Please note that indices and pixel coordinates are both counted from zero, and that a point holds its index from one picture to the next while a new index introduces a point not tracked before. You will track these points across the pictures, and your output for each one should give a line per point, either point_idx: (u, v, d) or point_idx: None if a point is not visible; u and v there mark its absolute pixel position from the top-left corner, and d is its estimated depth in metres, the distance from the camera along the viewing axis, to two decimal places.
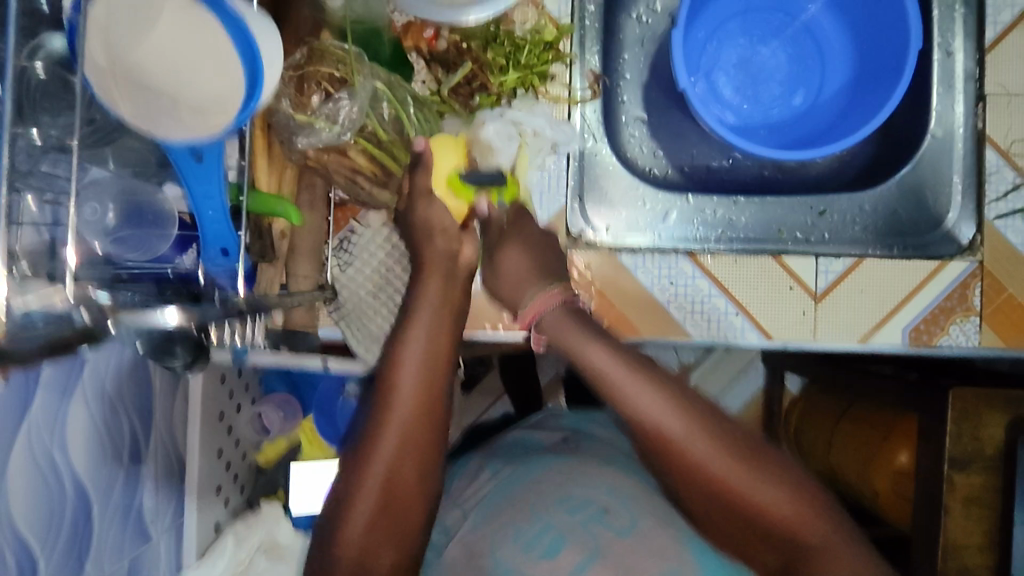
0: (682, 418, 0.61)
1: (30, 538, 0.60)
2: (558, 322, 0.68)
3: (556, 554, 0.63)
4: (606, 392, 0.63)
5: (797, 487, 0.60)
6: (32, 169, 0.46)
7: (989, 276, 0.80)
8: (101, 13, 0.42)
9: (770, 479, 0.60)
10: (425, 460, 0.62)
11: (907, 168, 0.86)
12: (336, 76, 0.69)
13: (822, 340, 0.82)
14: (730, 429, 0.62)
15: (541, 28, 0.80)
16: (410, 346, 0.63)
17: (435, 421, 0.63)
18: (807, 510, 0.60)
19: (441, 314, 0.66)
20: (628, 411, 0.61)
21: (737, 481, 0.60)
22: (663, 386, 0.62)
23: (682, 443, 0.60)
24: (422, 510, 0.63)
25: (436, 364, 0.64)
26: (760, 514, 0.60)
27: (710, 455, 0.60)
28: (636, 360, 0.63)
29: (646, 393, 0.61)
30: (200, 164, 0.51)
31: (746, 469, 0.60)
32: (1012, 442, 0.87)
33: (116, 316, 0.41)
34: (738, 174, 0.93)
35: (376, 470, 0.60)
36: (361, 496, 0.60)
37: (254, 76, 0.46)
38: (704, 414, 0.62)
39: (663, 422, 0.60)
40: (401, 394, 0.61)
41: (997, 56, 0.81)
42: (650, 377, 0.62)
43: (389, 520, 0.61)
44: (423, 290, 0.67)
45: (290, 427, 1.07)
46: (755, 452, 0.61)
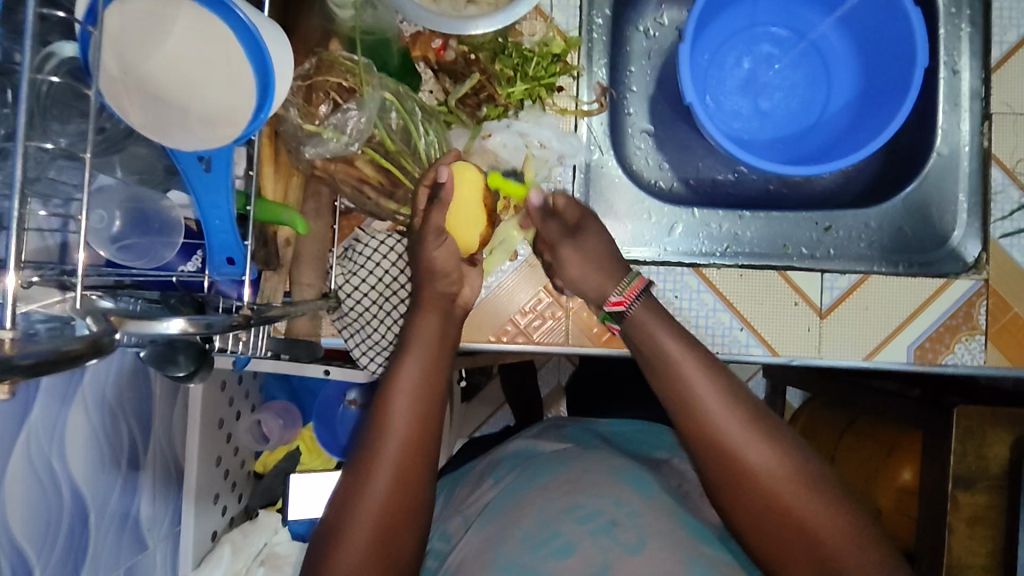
0: (699, 358, 0.63)
1: (25, 545, 0.60)
2: (642, 312, 0.67)
3: (565, 557, 0.62)
4: (675, 390, 0.62)
5: (851, 515, 0.58)
6: (40, 175, 0.46)
7: (995, 294, 0.80)
8: (114, 25, 0.42)
9: (824, 500, 0.58)
10: (419, 494, 0.61)
11: (913, 185, 0.85)
12: (344, 86, 0.69)
13: (827, 357, 0.82)
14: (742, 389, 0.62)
15: (549, 40, 0.80)
16: (408, 377, 0.62)
17: (431, 455, 0.62)
18: (857, 541, 0.57)
19: (439, 348, 0.66)
20: (695, 408, 0.60)
21: (728, 424, 0.59)
22: (732, 389, 0.61)
23: (743, 447, 0.59)
24: (414, 546, 0.61)
25: (434, 398, 0.63)
26: (812, 536, 0.57)
27: (711, 389, 0.61)
28: (708, 361, 0.63)
29: (715, 393, 0.60)
30: (207, 172, 0.50)
31: (739, 419, 0.59)
32: (1017, 462, 0.86)
33: (122, 326, 0.41)
34: (743, 187, 0.92)
35: (371, 502, 0.58)
36: (356, 528, 0.58)
37: (264, 90, 0.46)
38: (768, 423, 0.61)
39: (676, 352, 0.63)
40: (399, 424, 0.60)
41: (1002, 75, 0.82)
42: (720, 378, 0.62)
43: (382, 555, 0.58)
44: (419, 326, 0.67)
45: (289, 435, 1.05)
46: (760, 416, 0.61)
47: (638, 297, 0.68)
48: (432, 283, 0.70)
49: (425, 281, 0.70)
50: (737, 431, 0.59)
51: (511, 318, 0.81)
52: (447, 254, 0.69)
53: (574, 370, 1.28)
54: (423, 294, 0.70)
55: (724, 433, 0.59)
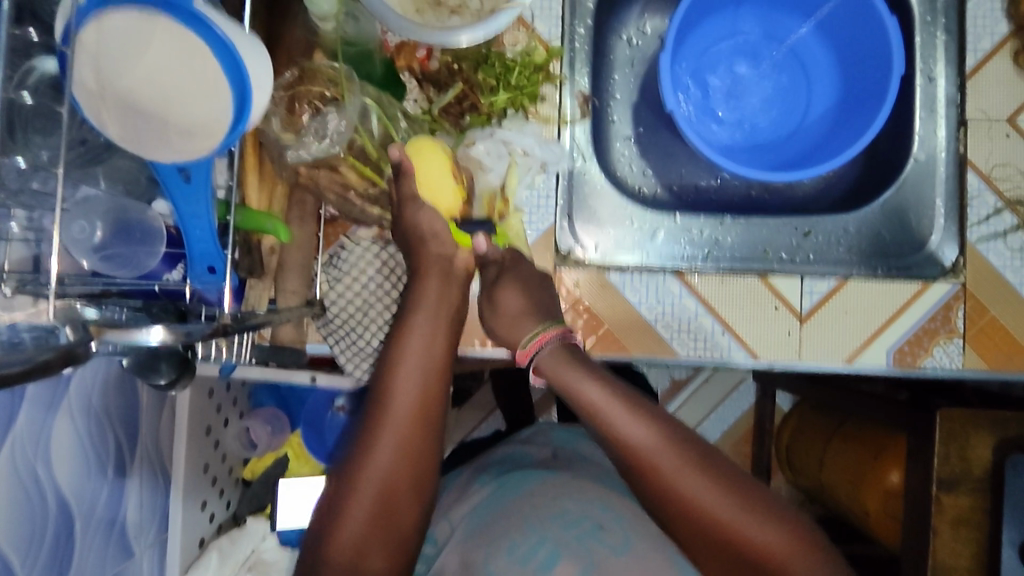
0: (615, 392, 0.63)
1: (11, 552, 0.60)
2: (556, 360, 0.67)
3: (551, 569, 0.62)
4: (603, 434, 0.62)
5: (791, 527, 0.60)
6: (22, 188, 0.46)
7: (972, 298, 0.82)
8: (91, 38, 0.43)
9: (764, 519, 0.59)
10: (424, 463, 0.61)
11: (890, 190, 0.87)
12: (326, 94, 0.69)
13: (807, 360, 0.83)
14: (663, 417, 0.63)
15: (531, 50, 0.82)
16: (412, 351, 0.63)
17: (437, 418, 0.62)
18: (802, 550, 0.59)
19: (443, 320, 0.66)
20: (627, 453, 0.61)
21: (654, 453, 0.60)
22: (657, 424, 0.62)
23: (680, 484, 0.59)
24: (419, 509, 0.61)
25: (434, 365, 0.63)
26: (758, 556, 0.59)
27: (630, 415, 0.61)
28: (630, 398, 0.63)
29: (643, 435, 0.61)
30: (187, 183, 0.51)
31: (663, 444, 0.60)
32: (998, 462, 0.87)
33: (100, 336, 0.41)
34: (725, 194, 0.94)
35: (375, 470, 0.59)
36: (361, 496, 0.58)
37: (242, 101, 0.46)
38: (692, 446, 0.61)
39: (591, 389, 0.63)
40: (400, 396, 0.61)
41: (976, 82, 0.83)
42: (645, 415, 0.62)
43: (386, 520, 0.59)
44: (419, 293, 0.67)
45: (277, 442, 1.06)
46: (684, 438, 0.62)
47: (548, 346, 0.68)
48: (427, 251, 0.69)
49: (419, 250, 0.69)
50: (664, 452, 0.60)
51: None
52: (428, 257, 0.69)
53: None
54: (421, 258, 0.69)
55: (650, 457, 0.60)
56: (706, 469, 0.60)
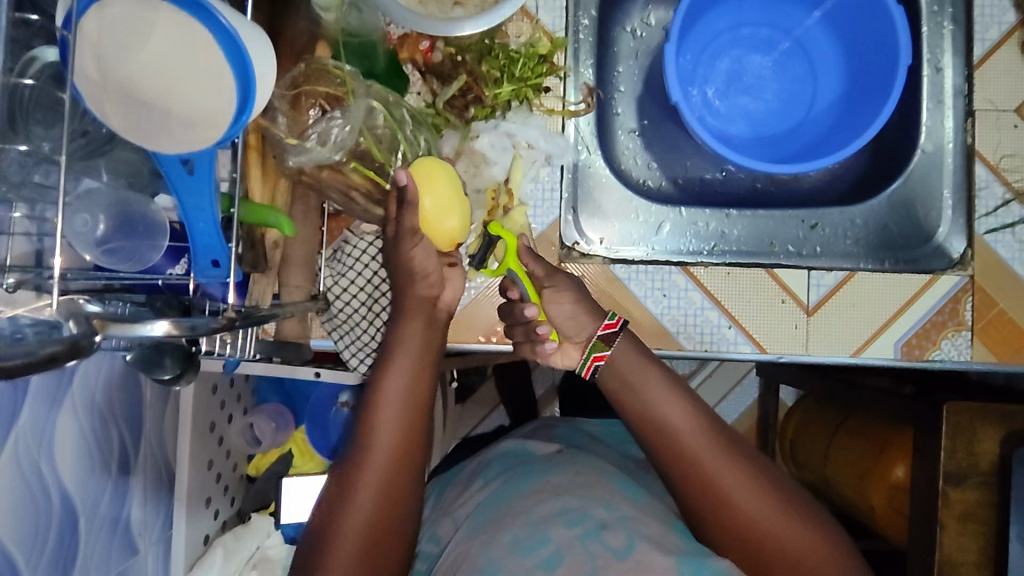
0: (653, 368, 0.66)
1: (14, 549, 0.60)
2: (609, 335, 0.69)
3: (553, 567, 0.59)
4: (636, 406, 0.65)
5: (815, 527, 0.62)
6: (24, 180, 0.46)
7: (980, 290, 0.81)
8: (92, 27, 0.42)
9: (795, 520, 0.61)
10: (404, 509, 0.60)
11: (898, 181, 0.86)
12: (332, 93, 0.70)
13: (815, 354, 0.82)
14: (696, 397, 0.65)
15: (535, 41, 0.81)
16: (392, 394, 0.62)
17: (416, 464, 0.62)
18: (828, 554, 0.61)
19: (425, 361, 0.65)
20: (674, 440, 0.63)
21: (684, 427, 0.63)
22: (703, 417, 0.64)
23: (720, 477, 0.61)
24: (400, 556, 0.60)
25: (415, 406, 0.62)
26: (788, 554, 0.60)
27: (665, 391, 0.64)
28: (681, 390, 0.65)
29: (689, 426, 0.63)
30: (191, 175, 0.51)
31: (695, 420, 0.63)
32: (1005, 456, 0.87)
33: (105, 329, 0.40)
34: (731, 186, 0.93)
35: (355, 521, 0.58)
36: (342, 546, 0.57)
37: (245, 92, 0.46)
38: (720, 429, 0.64)
39: (630, 360, 0.66)
40: (382, 441, 0.60)
41: (985, 73, 0.82)
42: (681, 394, 0.65)
43: (370, 568, 0.58)
44: (398, 336, 0.65)
45: (282, 438, 1.05)
46: (714, 419, 0.64)
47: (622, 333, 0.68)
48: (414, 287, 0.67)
49: (406, 286, 0.67)
50: (693, 429, 0.63)
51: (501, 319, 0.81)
52: (427, 253, 0.67)
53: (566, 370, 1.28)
54: (406, 300, 0.67)
55: (679, 429, 0.63)
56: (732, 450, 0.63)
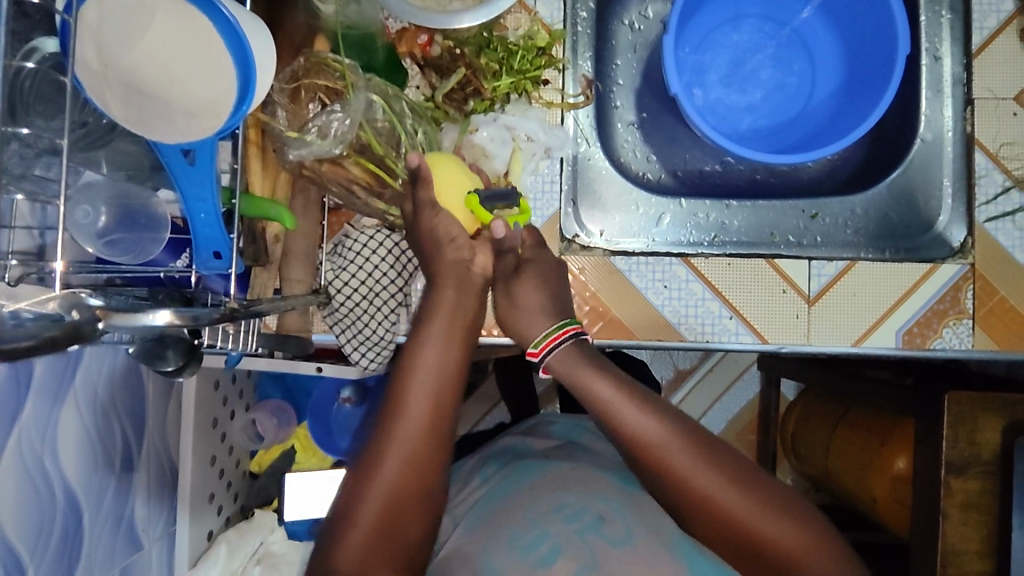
0: (625, 388, 0.62)
1: (19, 544, 0.59)
2: (569, 359, 0.66)
3: (551, 564, 0.60)
4: (610, 422, 0.61)
5: (805, 528, 0.59)
6: (25, 172, 0.46)
7: (981, 278, 0.81)
8: (94, 17, 0.43)
9: (779, 516, 0.59)
10: (435, 473, 0.60)
11: (898, 170, 0.87)
12: (332, 87, 0.70)
13: (816, 343, 0.82)
14: (670, 409, 0.62)
15: (533, 33, 0.80)
16: (429, 360, 0.62)
17: (448, 432, 0.61)
18: (816, 546, 0.59)
19: (461, 330, 0.65)
20: (638, 447, 0.59)
21: (659, 445, 0.59)
22: (667, 419, 0.60)
23: (693, 480, 0.58)
24: (427, 521, 0.60)
25: (448, 375, 0.62)
26: (773, 550, 0.59)
27: (638, 407, 0.61)
28: (640, 394, 0.61)
29: (658, 432, 0.59)
30: (191, 165, 0.51)
31: (671, 434, 0.59)
32: (1007, 445, 0.87)
33: (107, 319, 0.41)
34: (729, 178, 0.93)
35: (380, 486, 0.58)
36: (367, 509, 0.58)
37: (245, 80, 0.46)
38: (698, 440, 0.60)
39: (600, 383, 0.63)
40: (414, 405, 0.60)
41: (983, 61, 0.82)
42: (655, 409, 0.61)
43: (394, 531, 0.58)
44: (439, 299, 0.66)
45: (284, 434, 1.05)
46: (691, 430, 0.61)
47: (557, 349, 0.67)
48: (433, 266, 0.69)
49: (435, 253, 0.69)
50: (669, 445, 0.59)
51: None
52: (449, 220, 0.68)
53: None
54: (436, 267, 0.68)
55: (655, 446, 0.59)
56: (714, 461, 0.59)
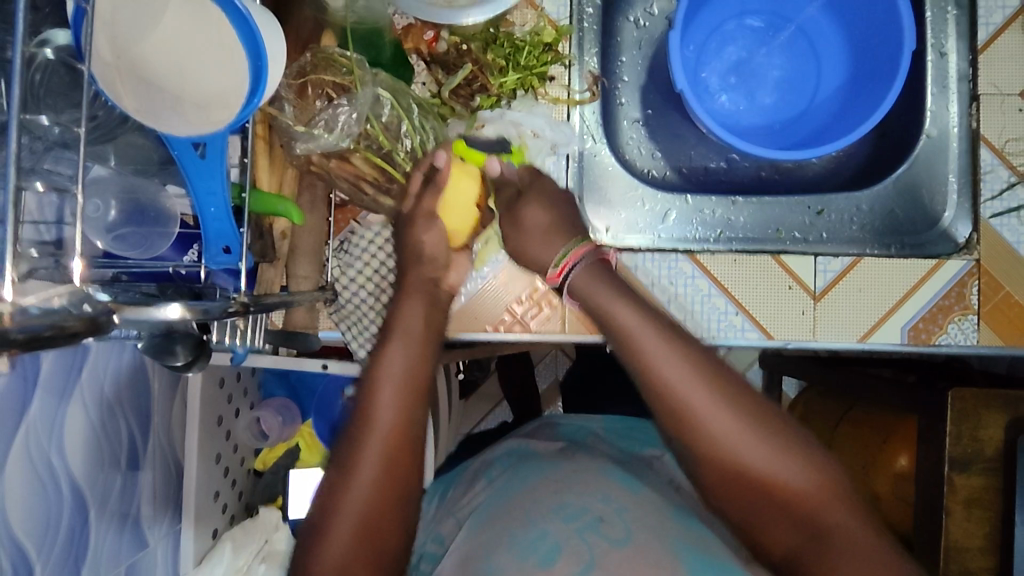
0: (649, 321, 0.59)
1: (26, 541, 0.59)
2: (593, 284, 0.64)
3: (552, 562, 0.59)
4: (629, 357, 0.59)
5: (822, 475, 0.57)
6: (35, 166, 0.45)
7: (986, 274, 0.81)
8: (106, 6, 0.43)
9: (794, 457, 0.57)
10: (407, 486, 0.59)
11: (903, 167, 0.86)
12: (340, 83, 0.70)
13: (822, 339, 0.82)
14: (700, 348, 0.59)
15: (540, 29, 0.80)
16: (390, 368, 0.61)
17: (416, 446, 0.60)
18: (829, 492, 0.57)
19: (424, 338, 0.64)
20: (653, 382, 0.57)
21: (678, 379, 0.56)
22: (691, 353, 0.58)
23: (708, 419, 0.56)
24: (404, 535, 0.59)
25: (417, 380, 0.61)
26: (784, 492, 0.56)
27: (664, 342, 0.58)
28: (665, 327, 0.59)
29: (677, 367, 0.57)
30: (202, 159, 0.50)
31: (692, 369, 0.57)
32: (1011, 441, 0.86)
33: (120, 312, 0.40)
34: (734, 175, 0.93)
35: (354, 500, 0.57)
36: (341, 523, 0.56)
37: (257, 74, 0.46)
38: (721, 379, 0.58)
39: (625, 314, 0.60)
40: (379, 416, 0.59)
41: (989, 57, 0.83)
42: (681, 345, 0.58)
43: (372, 543, 0.57)
44: (399, 312, 0.65)
45: (289, 431, 1.04)
46: (718, 368, 0.58)
47: (577, 265, 0.66)
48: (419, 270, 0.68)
49: (412, 266, 0.69)
50: (690, 380, 0.56)
51: (507, 308, 0.82)
52: (430, 252, 0.69)
53: (569, 364, 1.28)
54: (406, 279, 0.67)
55: (674, 381, 0.56)
56: (736, 400, 0.57)
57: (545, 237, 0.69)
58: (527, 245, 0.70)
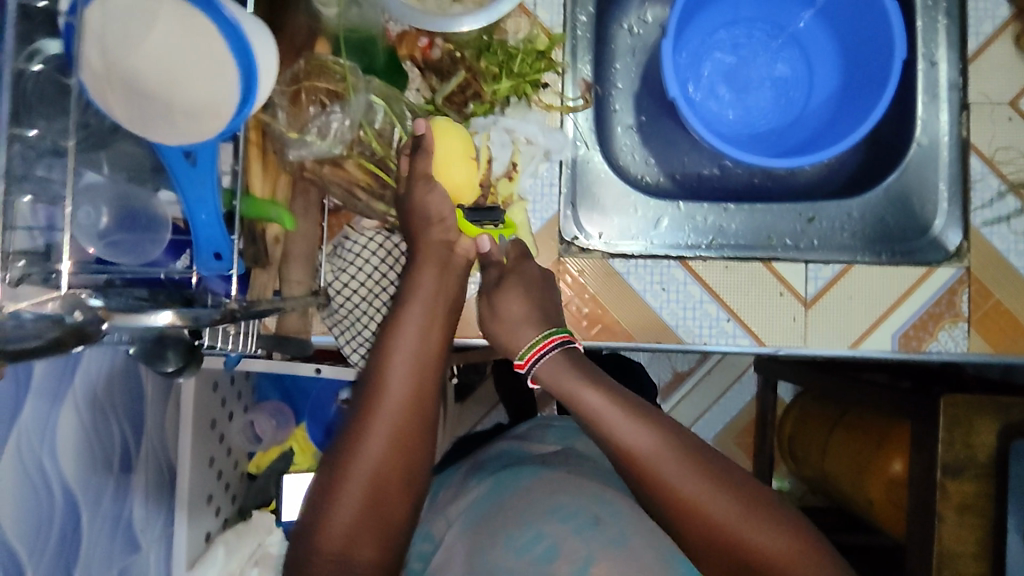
0: (615, 401, 0.62)
1: (17, 544, 0.59)
2: (556, 367, 0.66)
3: (550, 561, 0.60)
4: (599, 434, 0.61)
5: (797, 535, 0.57)
6: (27, 173, 0.45)
7: (977, 282, 0.82)
8: (96, 18, 0.43)
9: (767, 522, 0.57)
10: (419, 449, 0.60)
11: (893, 176, 0.87)
12: (332, 90, 0.71)
13: (814, 346, 0.83)
14: (666, 423, 0.61)
15: (533, 38, 0.82)
16: (407, 341, 0.63)
17: (430, 411, 0.62)
18: (804, 558, 0.56)
19: (438, 309, 0.67)
20: (625, 458, 0.59)
21: (645, 453, 0.58)
22: (659, 429, 0.60)
23: (680, 485, 0.57)
24: (410, 502, 0.60)
25: (432, 350, 0.64)
26: (762, 561, 0.56)
27: (630, 418, 0.60)
28: (632, 407, 0.62)
29: (644, 440, 0.59)
30: (193, 167, 0.51)
31: (659, 440, 0.59)
32: (1003, 448, 0.87)
33: (109, 319, 0.41)
34: (727, 181, 0.93)
35: (366, 460, 0.58)
36: (351, 486, 0.57)
37: (248, 81, 0.47)
38: (689, 449, 0.59)
39: (591, 396, 0.62)
40: (393, 382, 0.60)
41: (979, 67, 0.84)
42: (646, 421, 0.60)
43: (377, 508, 0.57)
44: (416, 281, 0.67)
45: (282, 435, 1.06)
46: (685, 441, 0.60)
47: (545, 356, 0.68)
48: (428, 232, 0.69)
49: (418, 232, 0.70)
50: (657, 452, 0.58)
51: None
52: (424, 257, 0.69)
53: None
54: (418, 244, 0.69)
55: (643, 455, 0.58)
56: (706, 467, 0.58)
57: (526, 298, 0.71)
58: (508, 313, 0.72)
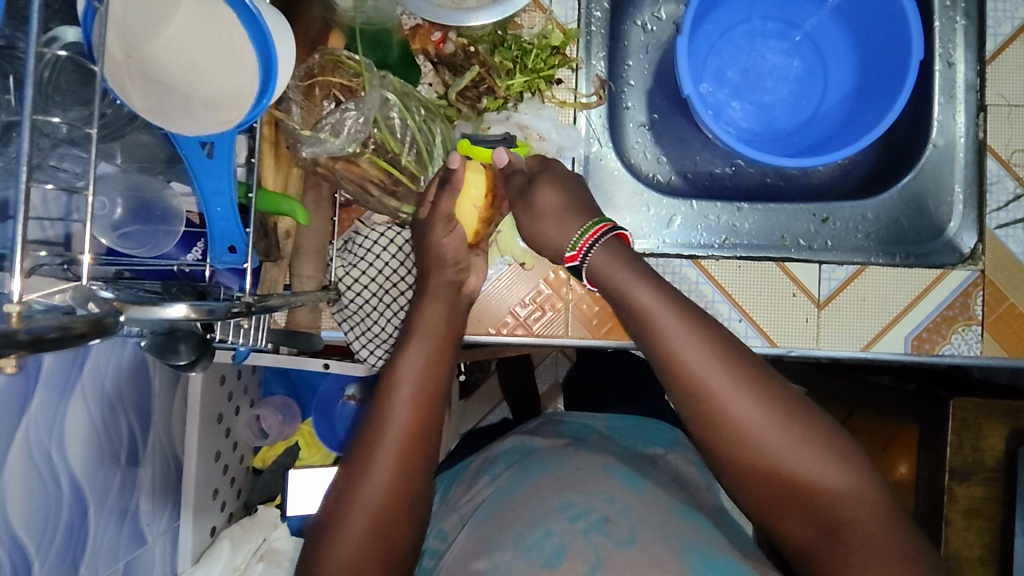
0: (671, 306, 0.56)
1: (25, 537, 0.59)
2: (611, 258, 0.60)
3: (557, 564, 0.60)
4: (648, 341, 0.56)
5: (845, 463, 0.54)
6: (42, 162, 0.45)
7: (991, 285, 0.81)
8: (118, 8, 0.43)
9: (818, 452, 0.53)
10: (421, 479, 0.59)
11: (909, 176, 0.86)
12: (348, 86, 0.70)
13: (826, 348, 0.82)
14: (722, 333, 0.56)
15: (548, 32, 0.80)
16: (409, 367, 0.62)
17: (432, 440, 0.61)
18: (854, 489, 0.53)
19: (443, 335, 0.66)
20: (674, 369, 0.54)
21: (699, 366, 0.53)
22: (714, 339, 0.55)
23: (729, 408, 0.53)
24: (415, 532, 0.59)
25: (435, 380, 0.63)
26: (806, 492, 0.53)
27: (687, 327, 0.54)
28: (690, 309, 0.56)
29: (696, 352, 0.54)
30: (209, 159, 0.50)
31: (713, 352, 0.54)
32: (1012, 452, 0.86)
33: (125, 311, 0.40)
34: (740, 181, 0.93)
35: (370, 492, 0.57)
36: (357, 515, 0.56)
37: (267, 73, 0.46)
38: (744, 365, 0.54)
39: (646, 296, 0.56)
40: (398, 411, 0.59)
41: (996, 68, 0.83)
42: (702, 329, 0.55)
43: (385, 534, 0.57)
44: (422, 312, 0.68)
45: (289, 430, 1.05)
46: (739, 353, 0.55)
47: (594, 245, 0.61)
48: (439, 274, 0.71)
49: (433, 268, 0.70)
50: (712, 368, 0.53)
51: (511, 310, 0.82)
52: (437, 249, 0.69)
53: (571, 366, 1.28)
54: (428, 283, 0.70)
55: (696, 372, 0.53)
56: (761, 385, 0.54)
57: None
58: (542, 230, 0.66)
